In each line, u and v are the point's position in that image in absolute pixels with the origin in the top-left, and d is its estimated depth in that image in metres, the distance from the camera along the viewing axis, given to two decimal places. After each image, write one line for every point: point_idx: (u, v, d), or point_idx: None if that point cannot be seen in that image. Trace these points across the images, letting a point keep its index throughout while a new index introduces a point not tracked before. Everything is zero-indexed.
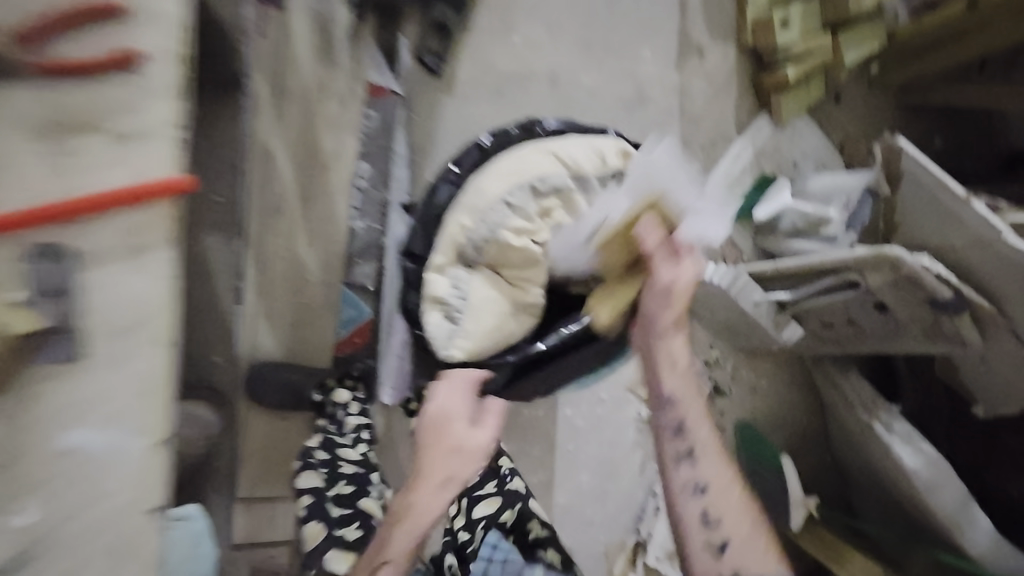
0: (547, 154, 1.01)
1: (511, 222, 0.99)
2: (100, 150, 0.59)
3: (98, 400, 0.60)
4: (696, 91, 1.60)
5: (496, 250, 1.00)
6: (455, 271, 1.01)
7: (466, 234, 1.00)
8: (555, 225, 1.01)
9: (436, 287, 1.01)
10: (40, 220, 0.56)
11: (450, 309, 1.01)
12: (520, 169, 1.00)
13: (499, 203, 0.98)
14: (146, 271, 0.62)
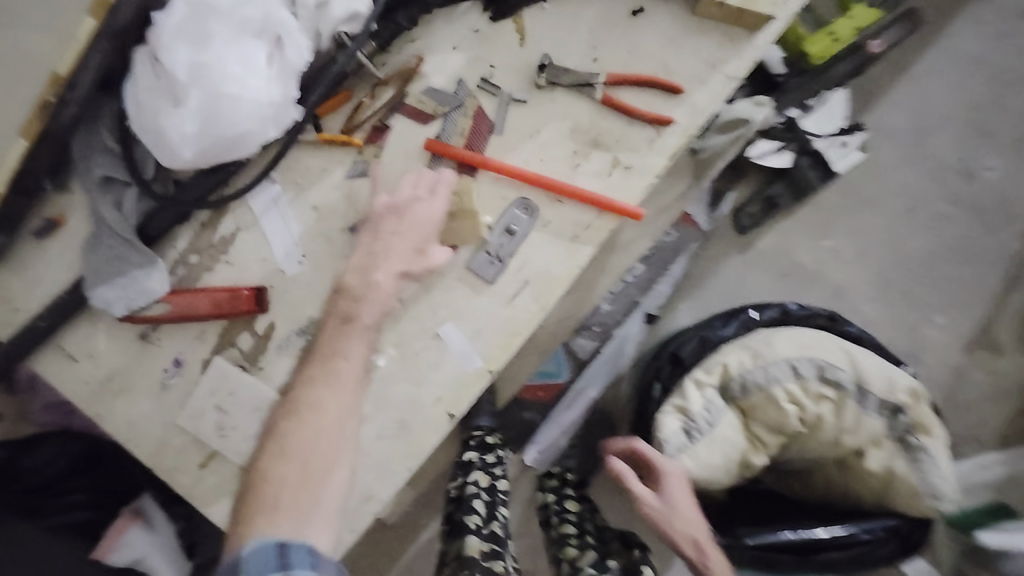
0: (844, 349, 1.03)
1: (782, 383, 1.01)
2: (597, 164, 0.75)
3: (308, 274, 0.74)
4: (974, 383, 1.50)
5: (753, 397, 1.03)
6: (711, 396, 1.01)
7: (738, 374, 1.02)
8: (814, 411, 1.03)
9: (692, 402, 1.00)
10: (528, 181, 0.74)
11: (696, 430, 0.99)
12: (809, 350, 1.03)
13: (779, 363, 1.01)
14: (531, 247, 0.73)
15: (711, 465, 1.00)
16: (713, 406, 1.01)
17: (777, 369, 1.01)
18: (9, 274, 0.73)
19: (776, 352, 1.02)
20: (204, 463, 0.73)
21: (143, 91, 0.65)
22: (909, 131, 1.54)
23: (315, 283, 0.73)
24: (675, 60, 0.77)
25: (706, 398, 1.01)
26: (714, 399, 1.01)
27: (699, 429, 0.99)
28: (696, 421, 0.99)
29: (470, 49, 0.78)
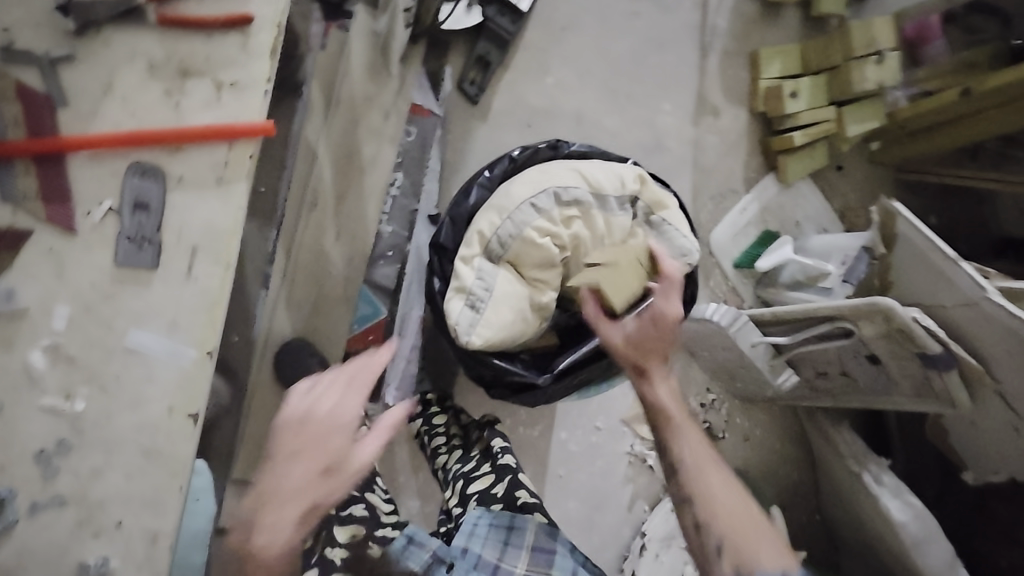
0: (571, 168, 1.09)
1: (531, 224, 1.06)
2: (199, 93, 0.68)
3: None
4: (708, 146, 1.72)
5: (516, 248, 1.07)
6: (478, 265, 1.05)
7: (493, 235, 1.06)
8: (569, 235, 1.09)
9: (464, 279, 1.05)
10: (123, 144, 0.67)
11: (478, 303, 1.04)
12: (540, 185, 1.07)
13: (521, 210, 1.06)
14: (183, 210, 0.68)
15: (508, 324, 1.05)
16: (485, 273, 1.05)
17: (522, 214, 1.06)
18: None
19: (514, 199, 1.07)
20: None
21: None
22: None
23: None
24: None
25: (476, 271, 1.06)
26: (482, 266, 1.06)
27: (482, 300, 1.04)
28: (475, 294, 1.04)
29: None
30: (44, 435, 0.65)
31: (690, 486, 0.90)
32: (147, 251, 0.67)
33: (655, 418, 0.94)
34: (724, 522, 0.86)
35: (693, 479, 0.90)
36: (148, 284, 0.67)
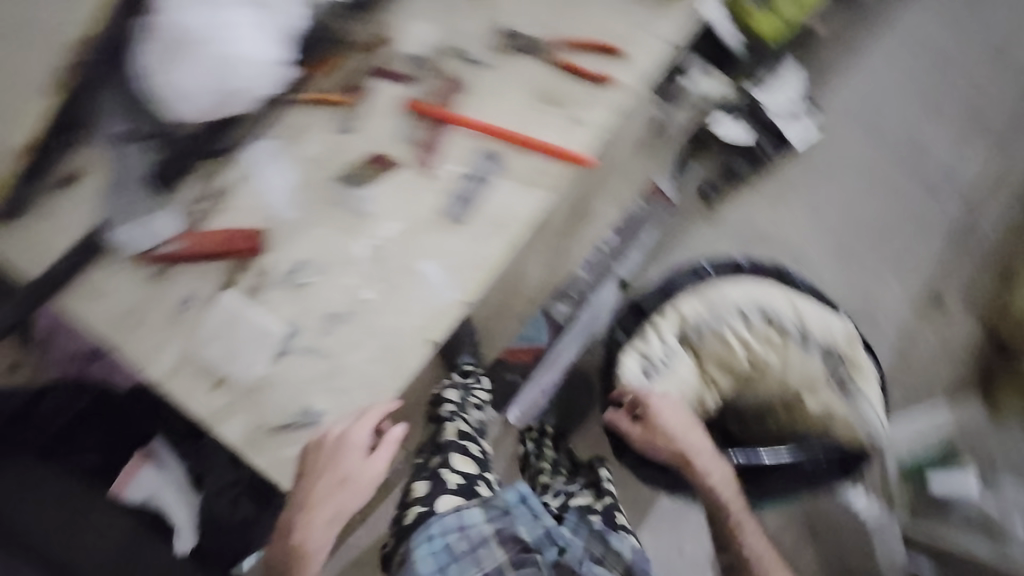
0: (788, 296, 1.13)
1: (730, 326, 1.12)
2: (555, 124, 0.82)
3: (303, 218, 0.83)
4: (924, 342, 1.59)
5: (705, 340, 1.14)
6: (669, 341, 1.11)
7: (692, 321, 1.12)
8: (758, 353, 1.13)
9: (653, 348, 1.10)
10: (486, 131, 0.83)
11: (654, 374, 1.09)
12: (752, 296, 1.13)
13: (726, 311, 1.12)
14: (498, 191, 0.82)
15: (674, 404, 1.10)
16: (672, 350, 1.11)
17: (726, 313, 1.12)
18: (31, 223, 0.82)
19: (727, 298, 1.13)
20: (213, 384, 0.84)
21: (145, 44, 0.69)
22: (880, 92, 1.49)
23: (311, 222, 0.83)
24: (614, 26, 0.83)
25: (665, 345, 1.11)
26: (672, 344, 1.12)
27: (659, 374, 1.09)
28: (656, 366, 1.10)
29: (442, 18, 0.83)
30: (331, 301, 0.83)
31: (734, 552, 0.98)
32: (467, 211, 0.82)
33: (700, 494, 1.01)
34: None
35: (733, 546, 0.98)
36: (452, 233, 0.82)
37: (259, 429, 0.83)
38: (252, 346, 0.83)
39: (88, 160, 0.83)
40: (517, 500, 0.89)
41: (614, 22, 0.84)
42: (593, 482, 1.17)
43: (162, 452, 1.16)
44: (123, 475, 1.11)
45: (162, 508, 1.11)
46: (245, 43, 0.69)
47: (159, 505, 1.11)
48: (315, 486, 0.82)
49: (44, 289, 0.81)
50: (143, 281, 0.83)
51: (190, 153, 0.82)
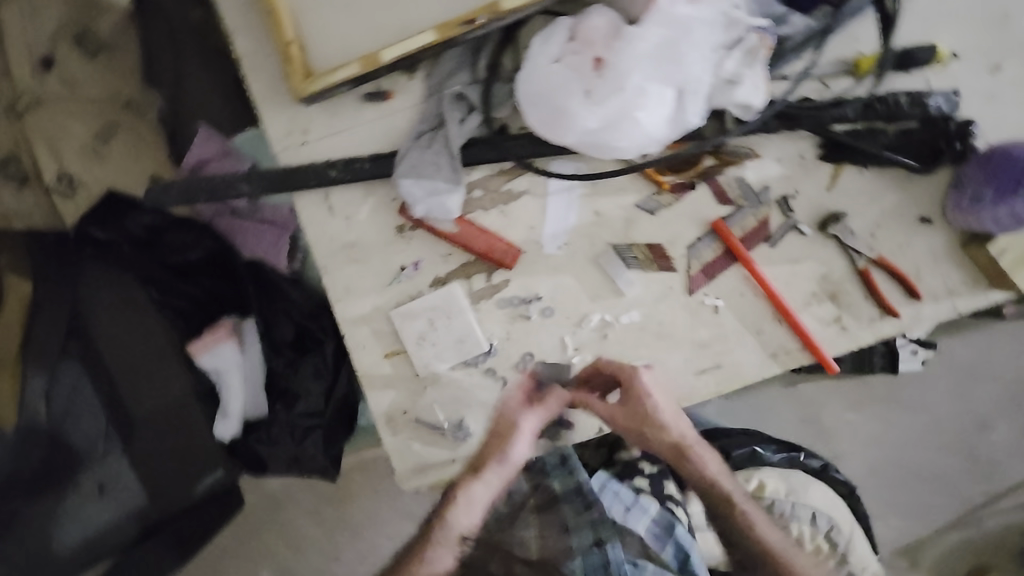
0: (850, 523, 1.19)
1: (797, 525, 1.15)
2: (823, 312, 0.83)
3: (560, 261, 0.82)
4: None
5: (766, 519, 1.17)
6: None
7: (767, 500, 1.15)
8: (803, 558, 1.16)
9: None
10: (763, 283, 0.82)
11: None
12: (824, 505, 1.18)
13: (800, 509, 1.15)
14: (736, 344, 0.83)
15: None
16: None
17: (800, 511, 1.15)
18: (321, 114, 0.78)
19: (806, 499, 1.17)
20: (390, 352, 0.82)
21: (563, 69, 0.70)
22: (1004, 382, 1.50)
23: (562, 268, 0.82)
24: (928, 272, 0.82)
25: None
26: None
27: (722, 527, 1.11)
28: None
29: (792, 166, 0.81)
30: (537, 347, 0.83)
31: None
32: (703, 341, 0.83)
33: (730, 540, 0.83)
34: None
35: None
36: (678, 351, 0.83)
37: (405, 413, 0.83)
38: (450, 343, 0.82)
39: (405, 91, 0.78)
40: (558, 461, 0.88)
41: (933, 263, 0.82)
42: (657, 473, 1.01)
43: (242, 328, 1.09)
44: (205, 337, 1.06)
45: (222, 381, 1.07)
46: (652, 126, 0.69)
47: (218, 378, 1.07)
48: (422, 488, 0.84)
49: (300, 181, 0.78)
50: (386, 226, 0.81)
51: (502, 143, 0.77)
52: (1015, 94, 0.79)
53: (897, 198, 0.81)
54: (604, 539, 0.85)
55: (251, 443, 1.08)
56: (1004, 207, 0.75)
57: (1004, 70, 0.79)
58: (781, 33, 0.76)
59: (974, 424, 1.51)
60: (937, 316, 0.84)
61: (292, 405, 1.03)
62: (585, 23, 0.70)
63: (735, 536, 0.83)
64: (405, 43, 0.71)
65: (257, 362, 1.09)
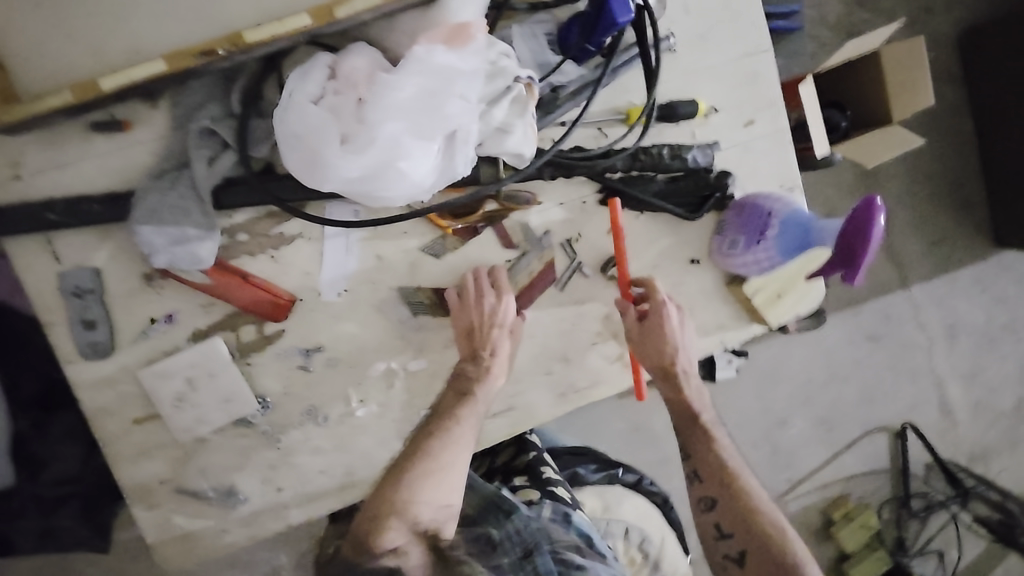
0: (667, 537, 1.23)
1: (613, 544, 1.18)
2: (607, 350, 0.86)
3: (339, 308, 0.77)
4: None
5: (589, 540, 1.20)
6: None
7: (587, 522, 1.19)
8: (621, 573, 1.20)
9: None
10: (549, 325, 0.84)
11: None
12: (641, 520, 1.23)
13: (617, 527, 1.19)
14: (526, 384, 0.84)
15: None
16: None
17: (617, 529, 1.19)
18: (37, 146, 0.67)
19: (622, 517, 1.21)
20: (140, 418, 0.72)
21: (320, 110, 0.64)
22: (802, 383, 1.65)
23: (342, 315, 0.77)
24: (700, 308, 0.88)
25: None
26: None
27: None
28: None
29: (574, 210, 0.83)
30: (316, 400, 0.77)
31: (735, 533, 0.81)
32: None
33: (696, 456, 0.85)
34: (760, 558, 0.79)
35: (752, 525, 0.81)
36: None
37: (163, 484, 0.74)
38: (213, 403, 0.73)
39: (145, 121, 0.69)
40: (458, 521, 0.81)
41: (703, 300, 0.88)
42: (532, 476, 1.00)
43: None
44: None
45: None
46: (421, 172, 0.66)
47: None
48: (190, 566, 0.76)
49: (9, 224, 0.66)
50: (128, 274, 0.70)
51: (262, 184, 0.70)
52: (765, 145, 0.87)
53: (670, 241, 0.86)
54: (534, 548, 0.79)
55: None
56: (752, 254, 0.83)
57: (755, 124, 0.87)
58: (555, 82, 0.77)
59: (780, 421, 1.65)
60: (706, 349, 0.91)
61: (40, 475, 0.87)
62: (343, 62, 0.66)
63: (703, 461, 0.85)
64: (127, 71, 0.61)
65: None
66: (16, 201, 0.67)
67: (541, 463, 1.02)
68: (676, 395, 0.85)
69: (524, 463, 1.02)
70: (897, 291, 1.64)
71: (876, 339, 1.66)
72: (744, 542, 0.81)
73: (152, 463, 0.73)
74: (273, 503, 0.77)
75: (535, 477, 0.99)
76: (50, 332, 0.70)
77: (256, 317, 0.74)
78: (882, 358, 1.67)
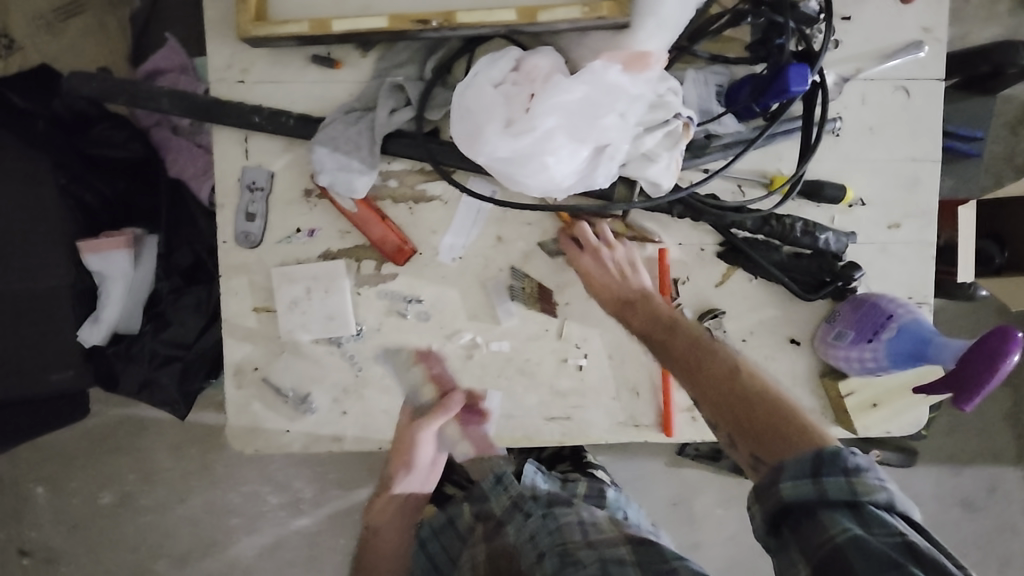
0: None
1: None
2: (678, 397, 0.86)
3: (449, 271, 0.83)
4: None
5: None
6: None
7: None
8: None
9: None
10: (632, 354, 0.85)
11: None
12: None
13: None
14: (591, 402, 0.85)
15: None
16: None
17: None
18: (264, 60, 0.79)
19: None
20: (259, 307, 0.82)
21: (496, 93, 0.72)
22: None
23: (450, 278, 0.83)
24: (785, 388, 0.86)
25: None
26: None
27: None
28: None
29: (690, 253, 0.84)
30: (402, 344, 0.84)
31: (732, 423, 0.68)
32: (560, 390, 0.85)
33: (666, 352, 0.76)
34: (759, 430, 0.66)
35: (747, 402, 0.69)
36: (534, 392, 0.85)
37: (256, 370, 0.83)
38: (319, 315, 0.82)
39: (351, 64, 0.80)
40: (494, 480, 0.99)
41: (791, 383, 0.86)
42: (575, 463, 1.14)
43: (141, 241, 1.05)
44: (100, 239, 1.02)
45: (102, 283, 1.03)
46: (560, 168, 0.70)
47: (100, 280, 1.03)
48: (248, 452, 0.84)
49: (221, 114, 0.79)
50: (293, 185, 0.81)
51: (425, 142, 0.78)
52: (904, 252, 0.85)
53: (775, 313, 0.85)
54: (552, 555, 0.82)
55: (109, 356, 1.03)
56: (857, 350, 0.79)
57: (901, 228, 0.85)
58: (711, 130, 0.80)
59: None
60: None
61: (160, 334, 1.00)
62: (530, 59, 0.73)
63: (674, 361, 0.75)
64: (356, 20, 0.72)
65: (147, 281, 1.06)
66: (233, 99, 0.79)
67: (583, 452, 1.17)
68: (638, 314, 0.78)
69: (570, 450, 1.17)
70: (1008, 464, 1.46)
71: (969, 506, 1.48)
72: (736, 426, 0.68)
73: (253, 349, 0.83)
74: (335, 422, 0.84)
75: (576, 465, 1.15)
76: (219, 212, 0.81)
77: (380, 255, 0.82)
78: (970, 529, 1.48)
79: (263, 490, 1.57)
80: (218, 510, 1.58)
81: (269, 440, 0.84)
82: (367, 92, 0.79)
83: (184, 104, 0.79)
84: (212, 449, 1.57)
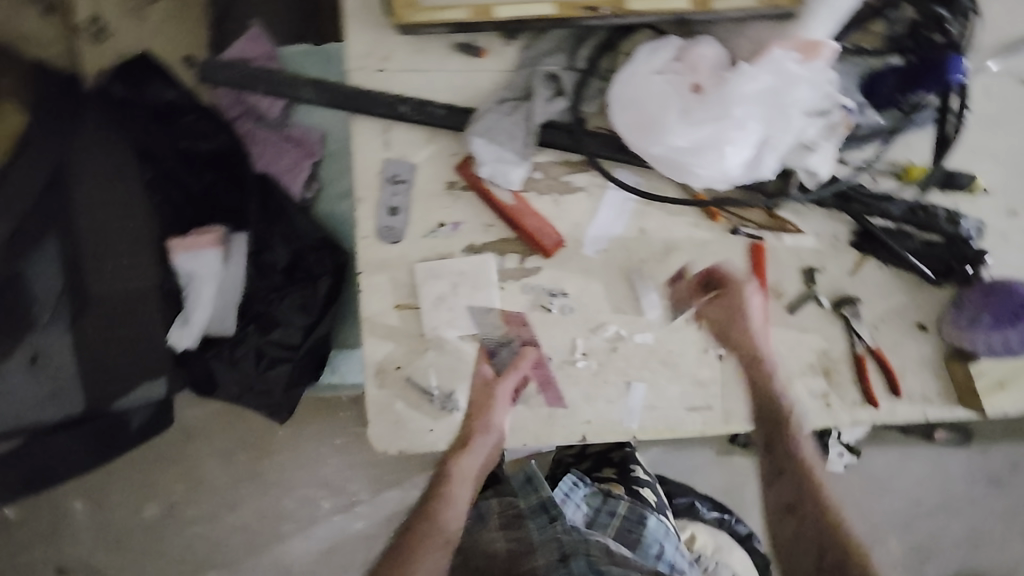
0: None
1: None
2: (814, 385, 0.87)
3: (591, 263, 0.82)
4: None
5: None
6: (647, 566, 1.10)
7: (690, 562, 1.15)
8: None
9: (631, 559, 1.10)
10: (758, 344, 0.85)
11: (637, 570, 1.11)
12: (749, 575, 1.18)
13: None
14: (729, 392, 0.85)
15: None
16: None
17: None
18: (408, 48, 0.77)
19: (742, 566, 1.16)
20: (401, 303, 0.80)
21: (665, 82, 0.71)
22: (910, 501, 1.44)
23: (593, 270, 0.82)
24: (912, 372, 0.88)
25: None
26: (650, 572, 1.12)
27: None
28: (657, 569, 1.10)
29: (826, 240, 0.85)
30: (546, 339, 0.82)
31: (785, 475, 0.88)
32: (701, 380, 0.84)
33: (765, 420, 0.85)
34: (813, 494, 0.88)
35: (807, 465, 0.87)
36: (677, 384, 0.84)
37: (398, 368, 0.80)
38: (464, 310, 0.80)
39: (498, 53, 0.78)
40: (524, 478, 0.94)
41: (919, 367, 0.88)
42: (621, 471, 1.08)
43: (232, 240, 0.99)
44: (191, 237, 0.97)
45: (195, 282, 0.98)
46: (731, 160, 0.71)
47: (193, 280, 0.98)
48: (391, 453, 0.81)
49: (367, 103, 0.76)
50: (435, 177, 0.79)
51: (579, 131, 0.78)
52: None
53: (903, 300, 0.87)
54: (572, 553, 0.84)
55: (205, 360, 0.98)
56: (998, 334, 0.82)
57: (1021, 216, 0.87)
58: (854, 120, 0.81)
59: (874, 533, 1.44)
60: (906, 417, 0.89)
61: (263, 336, 0.96)
62: (698, 47, 0.72)
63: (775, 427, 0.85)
64: (522, 6, 0.71)
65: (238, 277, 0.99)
66: (378, 87, 0.77)
67: (631, 462, 1.11)
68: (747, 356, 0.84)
69: (618, 456, 1.11)
70: None
71: (998, 482, 1.44)
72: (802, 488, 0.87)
73: (395, 347, 0.80)
74: None
75: (622, 469, 1.08)
76: (359, 205, 0.78)
77: (526, 248, 0.80)
78: (1002, 505, 1.44)
79: (318, 494, 1.41)
80: (272, 518, 1.41)
81: (412, 441, 0.81)
82: (516, 81, 0.77)
83: (329, 94, 0.77)
84: (265, 452, 1.41)
